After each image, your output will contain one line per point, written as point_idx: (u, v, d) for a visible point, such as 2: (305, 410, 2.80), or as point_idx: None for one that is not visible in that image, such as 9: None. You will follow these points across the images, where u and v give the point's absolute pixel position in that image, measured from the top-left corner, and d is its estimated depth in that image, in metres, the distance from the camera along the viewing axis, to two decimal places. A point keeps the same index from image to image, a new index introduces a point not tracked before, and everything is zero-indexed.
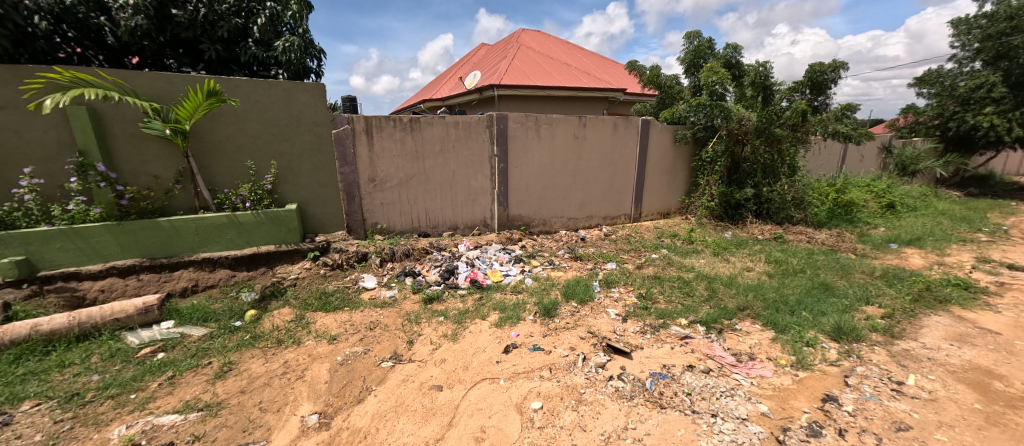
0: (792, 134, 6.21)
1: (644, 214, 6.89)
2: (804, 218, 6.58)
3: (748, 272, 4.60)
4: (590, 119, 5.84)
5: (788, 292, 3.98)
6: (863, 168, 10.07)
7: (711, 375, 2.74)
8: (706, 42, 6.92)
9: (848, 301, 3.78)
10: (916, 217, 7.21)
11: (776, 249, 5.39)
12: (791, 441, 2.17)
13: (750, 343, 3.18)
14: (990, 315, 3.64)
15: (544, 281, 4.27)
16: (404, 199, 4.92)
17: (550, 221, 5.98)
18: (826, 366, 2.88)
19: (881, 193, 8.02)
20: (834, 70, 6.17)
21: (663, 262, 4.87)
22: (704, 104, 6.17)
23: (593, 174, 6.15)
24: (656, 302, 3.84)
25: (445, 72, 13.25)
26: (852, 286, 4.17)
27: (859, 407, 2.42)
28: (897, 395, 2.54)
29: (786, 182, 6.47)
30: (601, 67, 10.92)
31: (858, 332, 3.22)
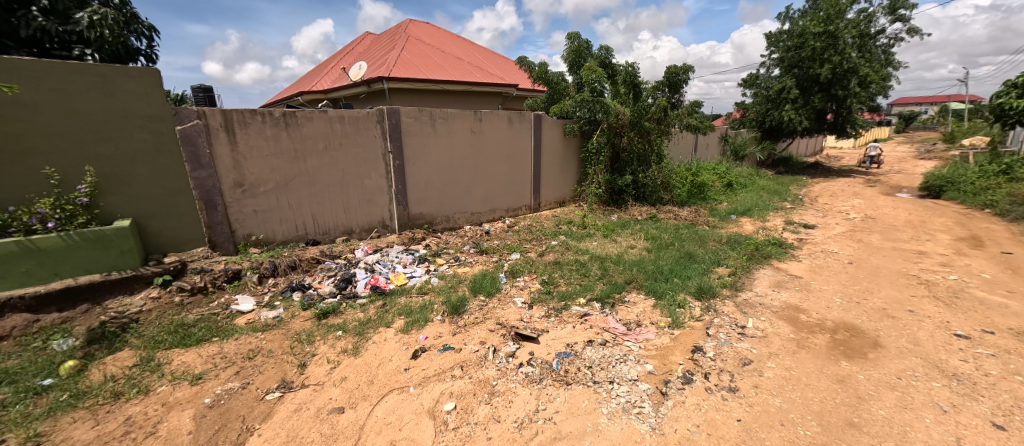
0: (658, 126, 7.16)
1: (542, 204, 7.26)
2: (671, 199, 7.68)
3: (632, 249, 5.20)
4: (485, 113, 5.89)
5: (662, 263, 4.60)
6: (709, 155, 12.11)
7: (608, 346, 3.03)
8: (585, 42, 7.51)
9: (705, 265, 4.54)
10: (747, 192, 8.99)
11: (652, 227, 6.18)
12: (671, 391, 2.52)
13: (637, 312, 3.60)
14: (797, 264, 4.73)
15: (451, 278, 4.21)
16: (285, 205, 4.34)
17: (454, 217, 5.90)
18: (694, 322, 3.41)
19: (723, 174, 9.79)
20: (685, 72, 7.24)
21: (561, 247, 5.20)
22: (587, 100, 6.73)
23: (493, 168, 6.24)
24: (557, 286, 4.10)
25: (324, 61, 12.05)
26: (708, 252, 5.02)
27: (717, 352, 2.93)
28: (742, 337, 3.14)
29: (656, 169, 7.44)
30: (492, 62, 11.10)
31: (714, 290, 3.90)
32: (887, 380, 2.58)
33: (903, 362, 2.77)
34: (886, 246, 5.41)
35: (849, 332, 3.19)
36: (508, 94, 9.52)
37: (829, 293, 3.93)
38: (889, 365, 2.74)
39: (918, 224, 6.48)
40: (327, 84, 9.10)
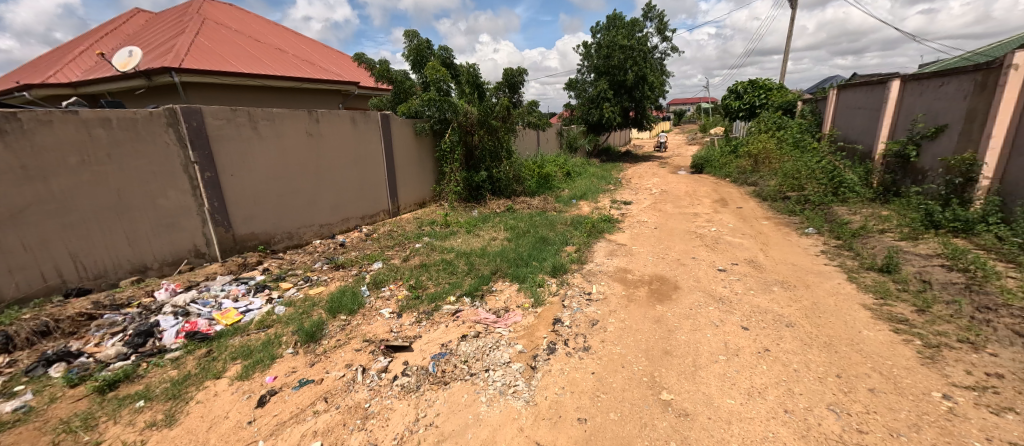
0: (504, 124, 7.64)
1: (402, 207, 6.95)
2: (523, 190, 8.31)
3: (494, 241, 5.46)
4: (322, 113, 5.27)
5: (521, 250, 4.97)
6: (549, 148, 13.54)
7: (481, 337, 3.12)
8: (424, 41, 7.42)
9: (557, 246, 5.10)
10: (582, 179, 10.42)
11: (509, 218, 6.60)
12: (540, 364, 2.76)
13: (504, 299, 3.81)
14: (623, 234, 5.74)
15: (302, 303, 3.66)
16: (15, 246, 3.05)
17: (297, 232, 5.12)
18: (553, 297, 3.80)
19: (562, 165, 11.10)
20: (521, 74, 7.87)
21: (426, 249, 5.09)
22: (434, 100, 6.71)
23: (340, 173, 5.65)
24: (426, 289, 4.00)
25: (67, 43, 8.83)
26: (558, 234, 5.65)
27: (573, 320, 3.35)
28: (590, 302, 3.66)
29: (507, 164, 7.92)
30: (324, 55, 9.98)
31: (566, 267, 4.42)
32: (684, 312, 3.38)
33: (693, 296, 3.68)
34: (676, 211, 7.02)
35: (660, 281, 4.05)
36: (347, 91, 8.76)
37: (645, 254, 4.89)
38: (685, 301, 3.59)
39: (693, 193, 8.63)
40: (78, 75, 6.71)
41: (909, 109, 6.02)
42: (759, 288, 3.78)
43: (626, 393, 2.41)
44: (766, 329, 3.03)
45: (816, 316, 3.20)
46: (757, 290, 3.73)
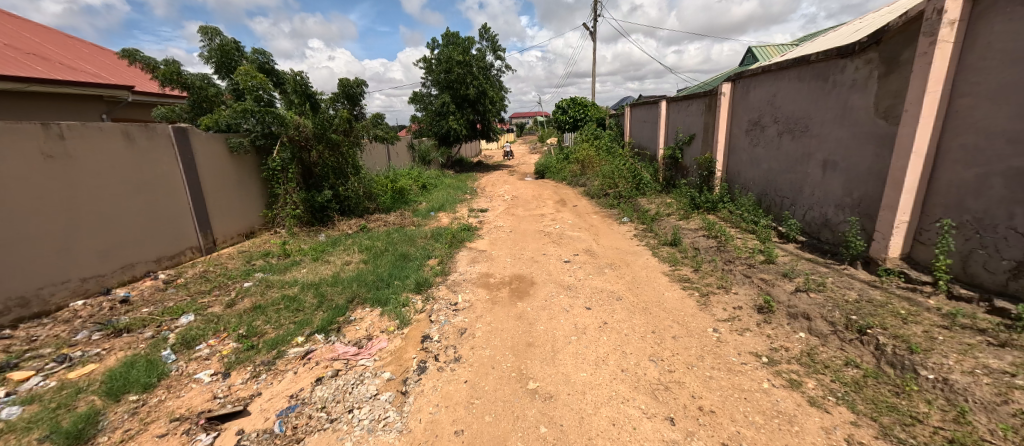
0: (347, 137, 7.01)
1: (218, 240, 5.68)
2: (377, 207, 7.80)
3: (347, 265, 4.98)
4: (70, 126, 3.92)
5: (381, 270, 4.67)
6: (401, 162, 13.03)
7: (340, 376, 2.80)
8: (230, 41, 6.29)
9: (418, 261, 4.97)
10: (438, 191, 10.43)
11: (364, 238, 6.13)
12: (410, 387, 2.65)
13: (365, 327, 3.51)
14: (483, 241, 5.98)
15: (56, 394, 2.60)
16: None
17: (39, 294, 3.62)
18: (419, 314, 3.69)
19: (416, 178, 10.86)
20: (359, 85, 7.42)
21: (260, 287, 4.29)
22: (252, 110, 5.74)
23: (111, 205, 4.27)
24: (262, 335, 3.36)
25: None
26: (419, 249, 5.52)
27: (441, 333, 3.32)
28: (457, 312, 3.69)
29: (355, 180, 7.30)
30: (67, 49, 7.41)
31: (430, 280, 4.35)
32: (540, 304, 3.73)
33: (547, 288, 4.10)
34: (526, 214, 7.68)
35: (518, 280, 4.37)
36: (116, 98, 6.77)
37: (503, 256, 5.20)
38: (540, 294, 3.97)
39: (538, 196, 9.60)
40: None
41: (674, 122, 8.01)
42: (595, 272, 4.45)
43: (498, 392, 2.52)
44: (603, 305, 3.60)
45: (635, 288, 3.95)
46: (594, 274, 4.39)
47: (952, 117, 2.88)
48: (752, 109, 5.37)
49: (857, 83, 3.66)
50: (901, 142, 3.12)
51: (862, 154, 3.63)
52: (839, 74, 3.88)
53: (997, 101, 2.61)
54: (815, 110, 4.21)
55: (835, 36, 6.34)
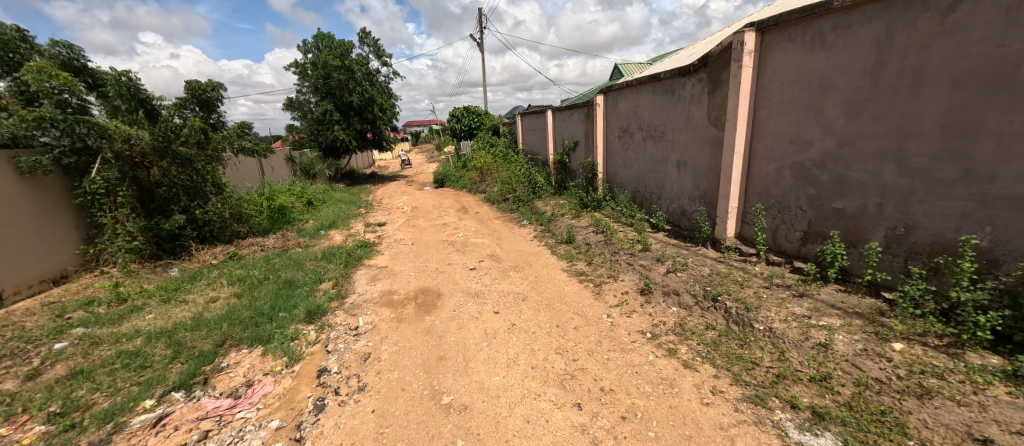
0: (202, 152, 5.95)
1: (5, 292, 4.28)
2: (250, 230, 6.78)
3: (215, 302, 4.23)
4: None
5: (261, 303, 4.08)
6: (278, 177, 11.41)
7: (211, 438, 2.36)
8: (11, 31, 4.89)
9: (308, 287, 4.47)
10: (327, 207, 9.52)
11: (235, 268, 5.27)
12: (305, 430, 2.36)
13: (243, 372, 3.03)
14: (383, 257, 5.65)
15: None
16: None
17: None
18: (312, 347, 3.32)
19: (300, 193, 9.73)
20: (213, 89, 6.39)
21: (85, 345, 3.37)
22: (53, 119, 4.49)
23: None
24: (91, 407, 2.64)
25: None
26: (307, 273, 4.95)
27: (340, 363, 3.03)
28: (358, 337, 3.42)
29: (218, 201, 6.22)
30: None
31: (325, 307, 3.94)
32: (449, 315, 3.67)
33: (454, 298, 4.05)
34: (427, 224, 7.50)
35: (424, 294, 4.24)
36: None
37: (406, 271, 4.99)
38: (448, 305, 3.91)
39: (439, 205, 9.46)
40: None
41: (560, 129, 8.69)
42: (500, 276, 4.56)
43: (409, 415, 2.41)
44: (510, 307, 3.71)
45: (538, 286, 4.16)
46: (500, 278, 4.50)
47: (757, 125, 3.70)
48: (621, 118, 6.13)
49: (694, 96, 4.45)
50: (727, 144, 3.89)
51: (703, 155, 4.43)
52: (681, 89, 4.68)
53: (782, 112, 3.44)
54: (668, 118, 5.00)
55: (679, 57, 7.60)
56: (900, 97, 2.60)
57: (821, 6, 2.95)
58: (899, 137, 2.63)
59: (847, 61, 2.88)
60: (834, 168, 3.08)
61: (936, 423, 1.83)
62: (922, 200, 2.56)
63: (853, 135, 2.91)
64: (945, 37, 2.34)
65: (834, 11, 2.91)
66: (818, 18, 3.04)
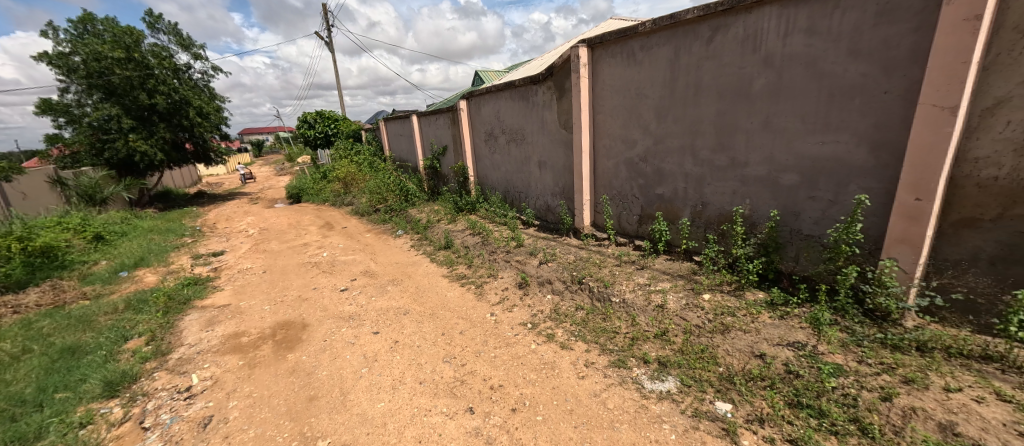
0: None
1: None
2: None
3: None
4: None
5: (19, 388, 2.93)
6: (37, 208, 8.42)
7: None
8: None
9: (105, 350, 3.40)
10: (130, 241, 7.40)
11: None
12: None
13: None
14: (223, 293, 4.69)
15: None
16: None
17: None
18: (118, 429, 2.55)
19: (80, 226, 7.08)
20: None
21: None
22: None
23: None
24: None
25: None
26: (101, 332, 3.75)
27: (167, 439, 2.41)
28: (191, 399, 2.77)
29: None
30: None
31: (136, 371, 3.09)
32: (318, 347, 3.27)
33: (324, 326, 3.62)
34: (283, 247, 6.52)
35: (285, 328, 3.68)
36: None
37: (258, 306, 4.25)
38: (317, 335, 3.48)
39: (295, 223, 8.31)
40: None
41: (427, 135, 8.58)
42: (377, 293, 4.26)
43: None
44: (390, 324, 3.51)
45: (419, 298, 4.03)
46: (377, 295, 4.20)
47: (597, 127, 4.30)
48: (484, 122, 6.38)
49: (546, 102, 4.92)
50: (576, 144, 4.42)
51: (558, 154, 4.94)
52: (534, 96, 5.11)
53: (613, 116, 4.08)
54: (526, 122, 5.41)
55: (531, 66, 8.26)
56: (689, 105, 3.34)
57: (631, 29, 3.59)
58: (691, 135, 3.39)
59: (652, 75, 3.57)
60: (653, 161, 3.79)
61: (734, 350, 2.43)
62: (710, 183, 3.36)
63: (663, 134, 3.63)
64: (710, 60, 3.10)
65: (640, 34, 3.58)
66: (630, 39, 3.69)
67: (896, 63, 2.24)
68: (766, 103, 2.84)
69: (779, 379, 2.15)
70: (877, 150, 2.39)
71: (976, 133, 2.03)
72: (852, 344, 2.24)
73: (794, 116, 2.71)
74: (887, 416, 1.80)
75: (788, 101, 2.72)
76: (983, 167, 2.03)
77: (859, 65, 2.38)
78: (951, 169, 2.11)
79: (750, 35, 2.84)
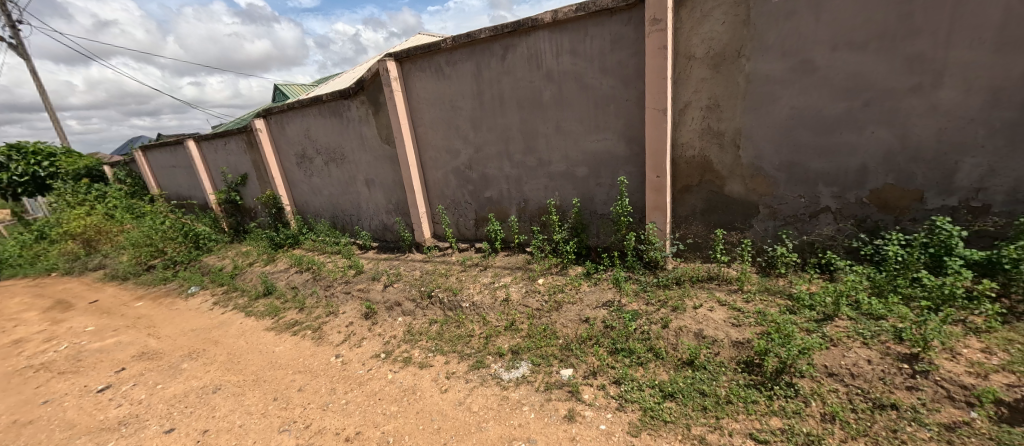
0: None
1: None
2: None
3: None
4: None
5: None
6: None
7: None
8: None
9: None
10: None
11: None
12: None
13: None
14: None
15: None
16: None
17: None
18: None
19: None
20: None
21: None
22: None
23: None
24: None
25: None
26: None
27: None
28: None
29: None
30: None
31: None
32: None
33: None
34: None
35: None
36: None
37: None
38: None
39: None
40: None
41: (215, 163, 6.99)
42: (167, 377, 3.24)
43: None
44: (194, 413, 2.72)
45: (236, 365, 3.26)
46: (166, 380, 3.19)
47: (420, 140, 4.33)
48: (292, 143, 5.62)
49: (361, 118, 4.66)
50: (402, 159, 4.34)
51: (385, 171, 4.77)
52: (346, 111, 4.78)
53: (433, 129, 4.18)
54: (343, 140, 5.00)
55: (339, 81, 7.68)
56: (498, 114, 3.71)
57: (434, 45, 3.74)
58: (505, 142, 3.78)
59: (461, 89, 3.81)
60: (477, 168, 4.06)
61: (568, 321, 2.84)
62: (527, 182, 3.82)
63: (481, 143, 3.93)
64: (506, 75, 3.51)
65: (444, 50, 3.76)
66: (435, 54, 3.84)
67: (629, 78, 3.00)
68: (555, 111, 3.40)
69: (601, 334, 2.62)
70: (630, 143, 3.15)
71: (679, 126, 2.90)
72: (641, 292, 2.92)
73: (576, 121, 3.33)
74: (668, 339, 2.42)
75: (570, 109, 3.32)
76: (687, 149, 2.92)
77: (608, 80, 3.09)
78: (672, 152, 2.96)
79: (533, 54, 3.33)
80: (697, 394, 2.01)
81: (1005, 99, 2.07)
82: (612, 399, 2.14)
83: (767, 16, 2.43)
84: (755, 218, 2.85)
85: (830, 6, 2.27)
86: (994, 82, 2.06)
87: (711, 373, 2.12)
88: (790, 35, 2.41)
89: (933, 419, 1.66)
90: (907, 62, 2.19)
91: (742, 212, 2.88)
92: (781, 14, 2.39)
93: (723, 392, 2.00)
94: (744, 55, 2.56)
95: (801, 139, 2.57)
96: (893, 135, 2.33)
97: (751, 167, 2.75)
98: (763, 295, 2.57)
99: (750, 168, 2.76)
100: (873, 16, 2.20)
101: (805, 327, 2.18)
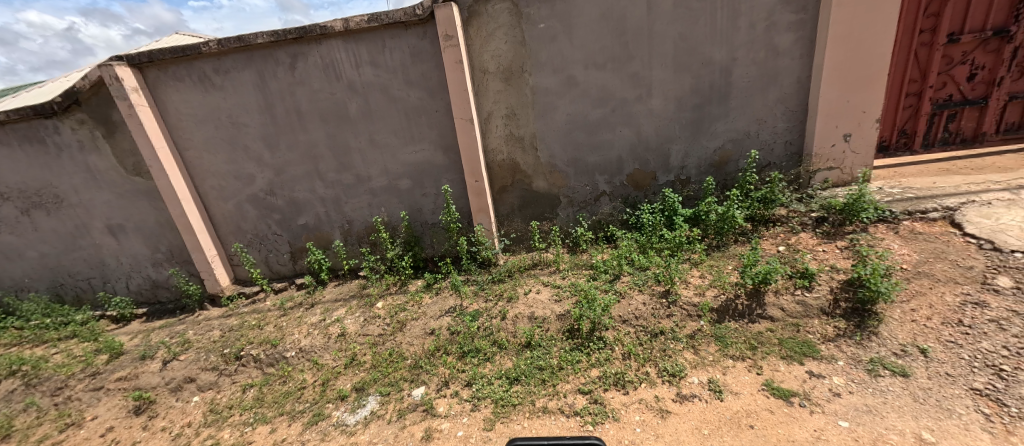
0: None
1: None
2: None
3: None
4: None
5: None
6: None
7: None
8: None
9: None
10: None
11: None
12: None
13: None
14: None
15: None
16: None
17: None
18: None
19: None
20: None
21: None
22: None
23: None
24: None
25: None
26: None
27: None
28: None
29: None
30: None
31: None
32: None
33: None
34: None
35: None
36: None
37: None
38: None
39: None
40: None
41: None
42: None
43: None
44: None
45: None
46: None
47: (192, 167, 3.44)
48: None
49: (83, 144, 3.37)
50: (165, 193, 3.33)
51: (141, 211, 3.59)
52: (54, 136, 3.37)
53: (210, 151, 3.38)
54: (55, 177, 3.52)
55: (39, 92, 5.38)
56: (297, 130, 3.27)
57: (191, 48, 3.00)
58: (311, 160, 3.36)
59: (242, 102, 3.20)
60: (281, 193, 3.49)
61: (413, 339, 2.75)
62: (346, 201, 3.50)
63: (280, 164, 3.39)
64: (299, 86, 3.12)
65: (207, 55, 3.07)
66: (195, 60, 3.09)
67: (435, 90, 3.08)
68: (365, 123, 3.22)
69: (448, 342, 2.64)
70: (447, 152, 3.26)
71: (487, 133, 3.17)
72: (479, 291, 3.07)
73: (389, 132, 3.24)
74: (507, 328, 2.62)
75: (380, 121, 3.20)
76: (497, 154, 3.22)
77: (414, 92, 3.11)
78: (485, 158, 3.22)
79: (328, 64, 3.06)
80: (536, 371, 2.26)
81: (686, 104, 3.03)
82: (465, 403, 2.18)
83: (538, 38, 2.89)
84: (559, 207, 3.38)
85: (578, 33, 2.87)
86: (679, 93, 2.99)
87: (545, 348, 2.41)
88: (556, 55, 2.93)
89: (683, 333, 2.32)
90: (631, 78, 2.96)
91: (548, 203, 3.37)
92: (547, 37, 2.88)
93: (555, 361, 2.30)
94: (526, 71, 2.98)
95: (579, 140, 3.16)
96: (633, 132, 3.12)
97: (548, 165, 3.24)
98: (573, 270, 3.07)
99: (548, 166, 3.24)
100: (607, 44, 2.88)
101: (604, 288, 2.72)
